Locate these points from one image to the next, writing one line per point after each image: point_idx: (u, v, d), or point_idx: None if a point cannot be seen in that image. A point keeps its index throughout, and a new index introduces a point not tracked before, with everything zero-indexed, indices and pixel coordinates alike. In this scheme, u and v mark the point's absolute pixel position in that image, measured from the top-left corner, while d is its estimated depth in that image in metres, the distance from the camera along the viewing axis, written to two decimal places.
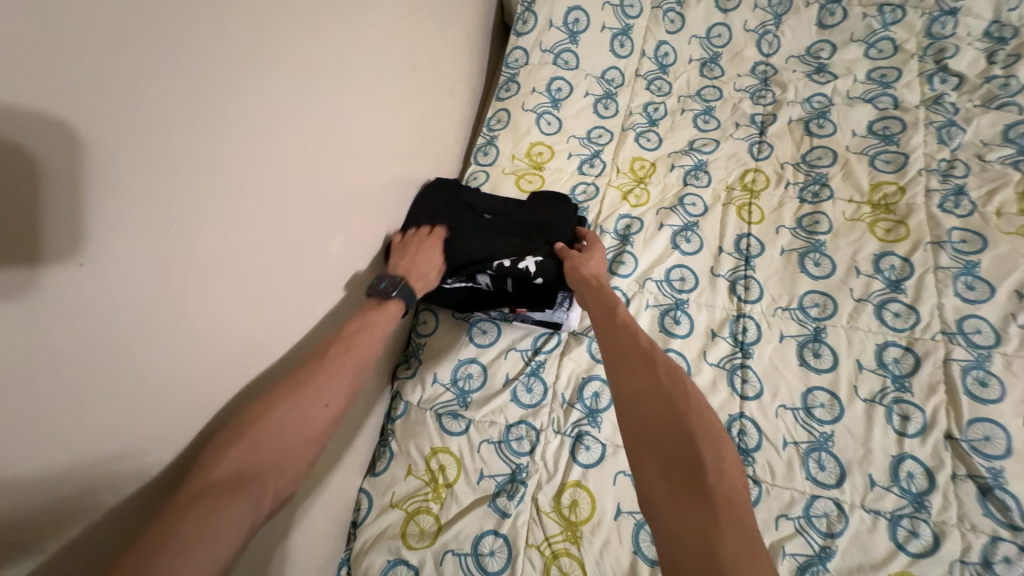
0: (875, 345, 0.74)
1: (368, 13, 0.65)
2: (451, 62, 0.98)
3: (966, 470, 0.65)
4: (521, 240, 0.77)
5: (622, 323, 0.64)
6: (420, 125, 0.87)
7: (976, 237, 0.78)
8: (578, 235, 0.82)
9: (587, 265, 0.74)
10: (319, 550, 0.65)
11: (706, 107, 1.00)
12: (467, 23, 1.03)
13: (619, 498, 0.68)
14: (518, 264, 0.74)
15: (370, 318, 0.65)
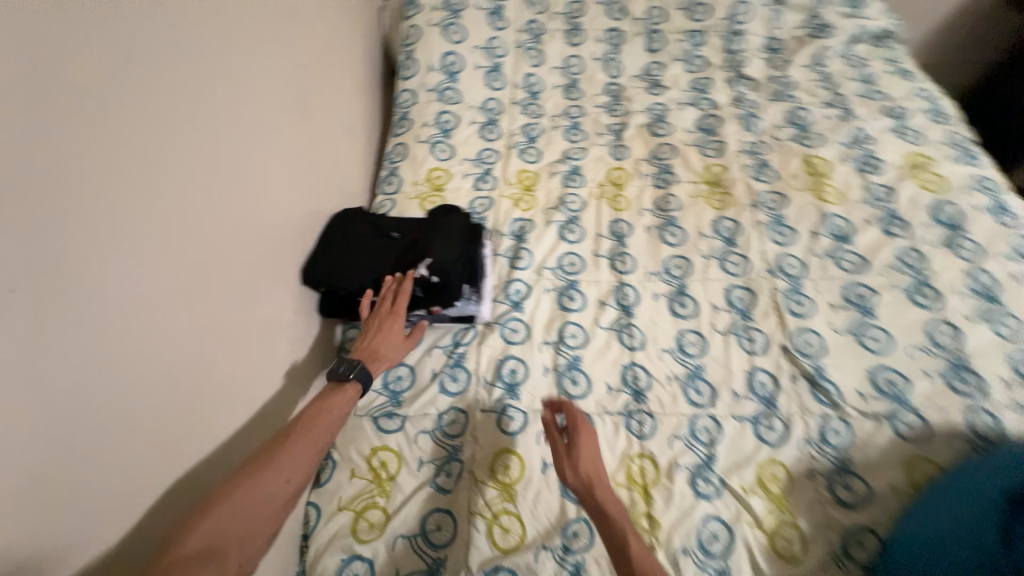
0: (722, 289, 0.93)
1: (247, 73, 0.76)
2: (343, 108, 1.09)
3: (799, 371, 0.84)
4: (420, 249, 0.88)
5: (634, 549, 0.60)
6: (320, 164, 0.97)
7: (781, 197, 1.02)
8: (473, 234, 0.95)
9: (579, 463, 0.68)
10: (270, 565, 0.68)
11: (573, 123, 1.20)
12: (354, 75, 1.17)
13: (544, 454, 0.78)
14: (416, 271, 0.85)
15: (329, 407, 0.69)
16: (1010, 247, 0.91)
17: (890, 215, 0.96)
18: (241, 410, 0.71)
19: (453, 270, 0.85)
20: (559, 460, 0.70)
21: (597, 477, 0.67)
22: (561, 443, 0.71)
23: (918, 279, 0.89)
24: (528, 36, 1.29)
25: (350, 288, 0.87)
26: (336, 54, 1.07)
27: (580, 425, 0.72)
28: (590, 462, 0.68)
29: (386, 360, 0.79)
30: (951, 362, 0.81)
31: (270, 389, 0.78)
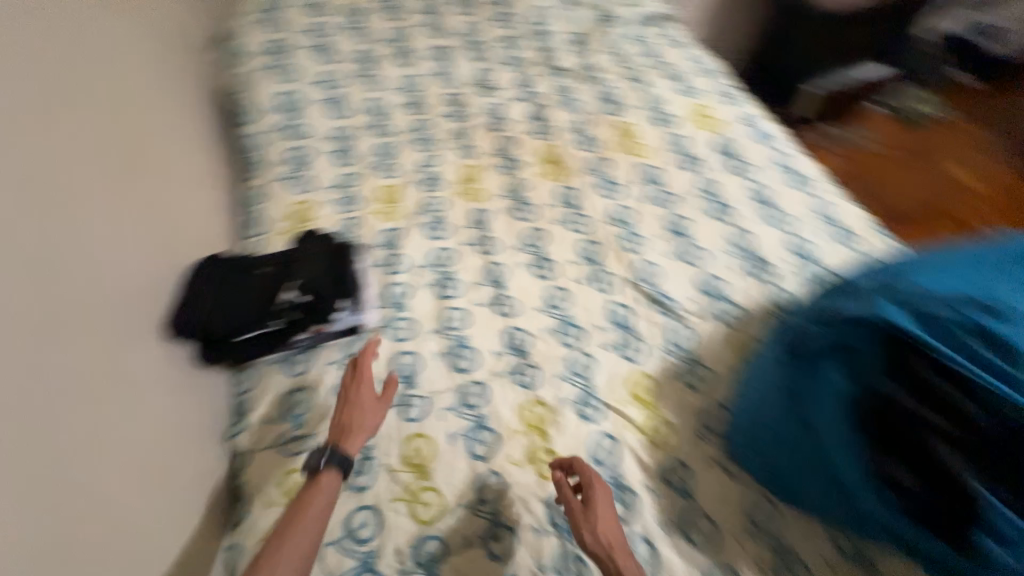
0: (573, 245, 1.08)
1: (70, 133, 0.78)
2: (182, 162, 1.13)
3: (645, 296, 1.00)
4: (283, 276, 0.95)
5: None
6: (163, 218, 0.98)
7: (605, 159, 1.23)
8: (337, 252, 1.03)
9: (598, 525, 0.70)
10: None
11: (421, 134, 1.37)
12: (189, 134, 1.21)
13: (448, 428, 0.85)
14: (282, 297, 0.93)
15: (307, 508, 0.71)
16: (773, 162, 1.18)
17: (688, 156, 1.20)
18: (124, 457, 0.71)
19: (328, 288, 0.97)
20: (576, 524, 0.71)
21: (618, 543, 0.69)
22: (579, 507, 0.72)
23: (717, 200, 1.12)
24: (363, 65, 1.45)
25: (226, 328, 0.90)
26: (159, 114, 1.10)
27: (596, 485, 0.74)
28: (609, 525, 0.70)
29: (362, 429, 0.80)
30: (750, 258, 1.03)
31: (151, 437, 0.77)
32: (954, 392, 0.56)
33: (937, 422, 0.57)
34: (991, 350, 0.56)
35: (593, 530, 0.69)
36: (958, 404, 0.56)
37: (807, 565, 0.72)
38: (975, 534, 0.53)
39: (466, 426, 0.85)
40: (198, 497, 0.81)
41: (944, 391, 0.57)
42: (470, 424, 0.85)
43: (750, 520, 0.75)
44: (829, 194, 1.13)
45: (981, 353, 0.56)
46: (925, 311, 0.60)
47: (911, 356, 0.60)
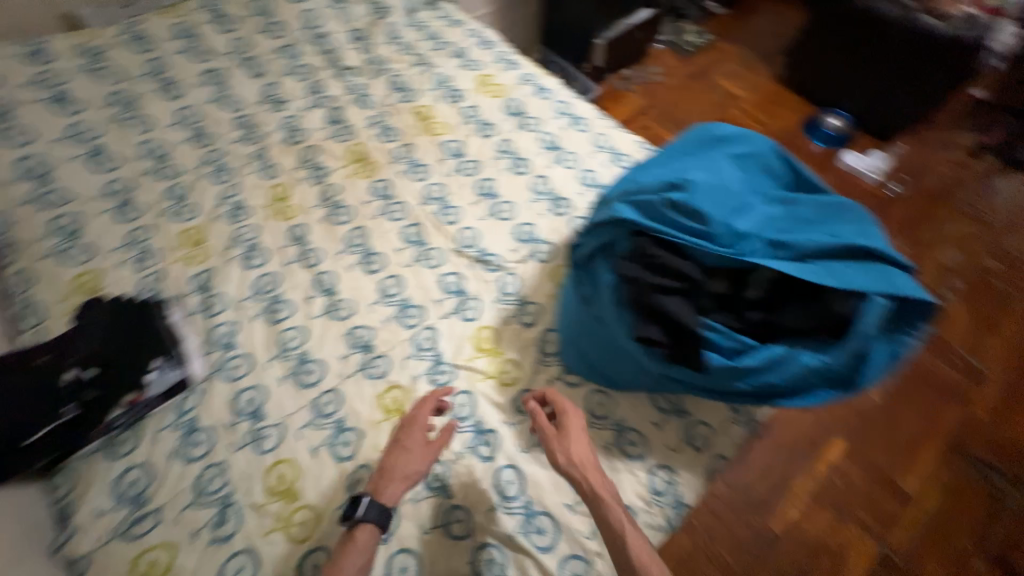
0: (397, 233, 1.12)
1: None
2: None
3: (471, 259, 1.08)
4: (64, 355, 0.83)
5: (608, 501, 0.72)
6: None
7: (409, 146, 1.27)
8: (131, 310, 0.92)
9: (570, 444, 0.77)
10: None
11: (217, 166, 1.27)
12: None
13: (309, 444, 0.84)
14: (68, 379, 0.81)
15: (341, 564, 0.70)
16: (554, 112, 1.33)
17: (482, 123, 1.30)
18: None
19: (122, 351, 0.86)
20: (548, 444, 0.78)
21: (587, 460, 0.76)
22: (553, 430, 0.80)
23: (514, 157, 1.23)
24: (120, 108, 1.29)
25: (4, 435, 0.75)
26: None
27: (571, 413, 0.80)
28: (578, 445, 0.77)
29: (403, 476, 0.77)
30: (552, 199, 1.16)
31: None
32: (666, 253, 0.73)
33: (658, 279, 0.71)
34: (682, 215, 0.73)
35: (564, 446, 0.77)
36: (664, 261, 0.72)
37: (639, 431, 0.86)
38: (702, 352, 0.69)
39: (326, 435, 0.85)
40: None
41: (660, 256, 0.73)
42: (330, 431, 0.86)
43: (591, 414, 0.87)
44: (603, 128, 1.30)
45: (678, 220, 0.72)
46: (641, 204, 0.76)
47: (636, 240, 0.75)
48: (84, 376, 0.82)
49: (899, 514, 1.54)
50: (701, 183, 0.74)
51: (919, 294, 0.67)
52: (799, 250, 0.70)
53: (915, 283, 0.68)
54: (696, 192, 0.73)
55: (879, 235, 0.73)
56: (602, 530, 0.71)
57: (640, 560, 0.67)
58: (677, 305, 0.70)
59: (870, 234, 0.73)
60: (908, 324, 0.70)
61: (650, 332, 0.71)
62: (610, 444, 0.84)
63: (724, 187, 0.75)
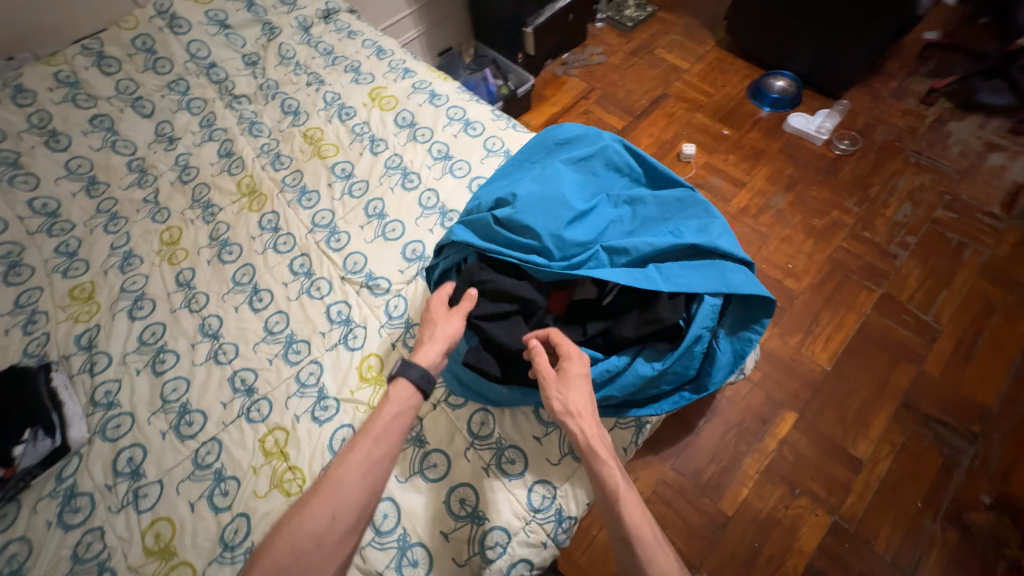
0: (286, 265, 1.10)
1: None
2: None
3: (358, 285, 1.06)
4: None
5: (606, 455, 0.63)
6: None
7: (298, 173, 1.24)
8: (6, 379, 0.91)
9: (569, 393, 0.65)
10: None
11: (109, 215, 1.25)
12: None
13: (187, 498, 0.84)
14: None
15: (376, 414, 0.70)
16: (446, 119, 1.29)
17: (373, 140, 1.27)
18: None
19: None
20: (545, 389, 0.66)
21: (587, 412, 0.65)
22: (551, 375, 0.68)
23: (403, 172, 1.20)
24: (4, 167, 1.25)
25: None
26: None
27: (575, 356, 0.68)
28: (579, 393, 0.65)
29: (433, 337, 0.73)
30: (440, 213, 1.13)
31: None
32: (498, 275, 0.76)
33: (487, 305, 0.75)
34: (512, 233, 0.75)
35: (562, 395, 0.65)
36: (494, 282, 0.75)
37: (520, 449, 0.84)
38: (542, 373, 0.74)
39: (205, 487, 0.84)
40: None
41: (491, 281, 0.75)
42: (209, 482, 0.85)
43: (471, 435, 0.85)
44: (496, 129, 1.26)
45: (509, 238, 0.75)
46: (475, 225, 0.78)
47: (472, 263, 0.78)
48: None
49: (853, 482, 1.44)
50: (530, 198, 0.76)
51: (749, 288, 0.68)
52: (631, 253, 0.72)
53: (745, 275, 0.70)
54: (524, 208, 0.75)
55: (718, 229, 0.74)
56: (595, 485, 0.63)
57: (632, 519, 0.60)
58: (510, 330, 0.73)
59: (707, 229, 0.74)
60: (750, 321, 0.72)
61: (484, 359, 0.76)
62: (489, 466, 0.83)
63: (556, 197, 0.76)
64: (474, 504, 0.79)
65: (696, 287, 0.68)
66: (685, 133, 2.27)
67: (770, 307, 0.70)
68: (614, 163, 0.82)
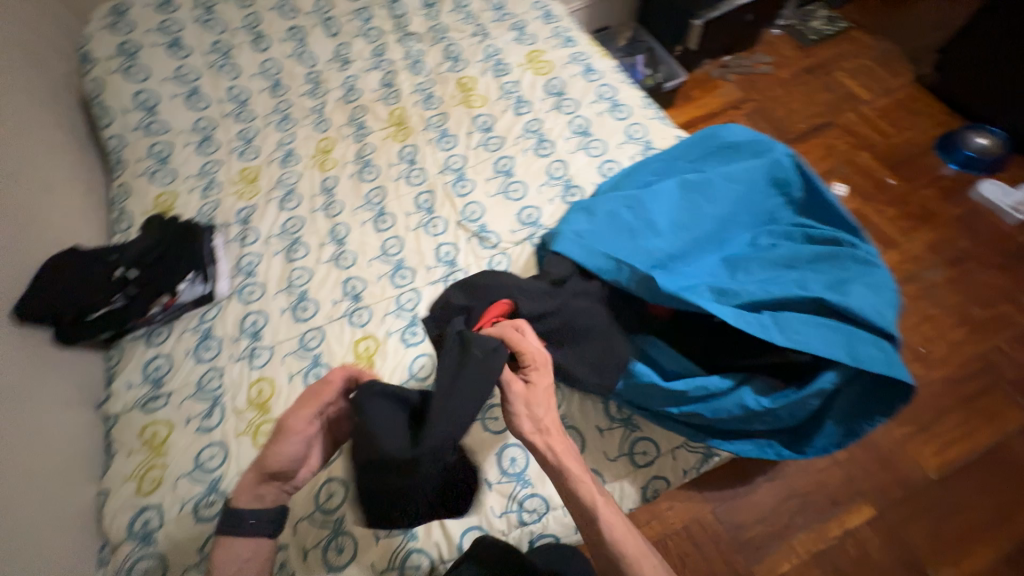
0: (412, 197, 1.18)
1: None
2: (64, 168, 1.23)
3: (471, 233, 1.10)
4: (124, 258, 1.04)
5: (576, 475, 0.62)
6: (44, 217, 1.10)
7: (443, 116, 1.30)
8: (180, 229, 1.10)
9: (538, 410, 0.65)
10: (61, 535, 0.81)
11: (283, 115, 1.42)
12: (74, 150, 1.30)
13: (288, 370, 0.97)
14: (115, 275, 1.02)
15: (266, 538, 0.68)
16: (595, 95, 1.27)
17: (519, 100, 1.29)
18: (29, 431, 0.85)
19: (162, 261, 1.05)
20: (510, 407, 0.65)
21: (555, 428, 0.64)
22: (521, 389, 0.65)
23: (539, 138, 1.21)
24: (217, 56, 1.48)
25: (70, 309, 0.96)
26: (35, 122, 1.21)
27: (542, 366, 0.66)
28: (545, 408, 0.65)
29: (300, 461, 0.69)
30: (564, 185, 1.13)
31: (42, 420, 0.88)
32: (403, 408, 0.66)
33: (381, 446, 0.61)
34: (622, 241, 0.72)
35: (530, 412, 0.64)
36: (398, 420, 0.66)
37: (580, 432, 0.84)
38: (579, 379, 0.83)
39: (304, 365, 0.97)
40: (83, 460, 0.91)
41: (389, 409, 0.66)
42: (307, 363, 0.97)
43: None
44: (643, 118, 1.22)
45: (613, 243, 0.72)
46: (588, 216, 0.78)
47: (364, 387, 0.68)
48: (131, 274, 1.02)
49: None
50: (649, 214, 0.74)
51: (879, 367, 0.57)
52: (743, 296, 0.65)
53: (875, 352, 0.59)
54: (657, 200, 0.75)
55: (860, 288, 0.63)
56: (570, 501, 0.62)
57: (612, 533, 0.59)
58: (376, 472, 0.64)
59: (845, 286, 0.64)
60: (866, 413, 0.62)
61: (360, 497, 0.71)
62: None
63: (672, 216, 0.74)
64: (522, 467, 0.82)
65: (815, 347, 0.59)
66: (841, 171, 2.00)
67: (895, 394, 0.60)
68: (762, 184, 0.75)
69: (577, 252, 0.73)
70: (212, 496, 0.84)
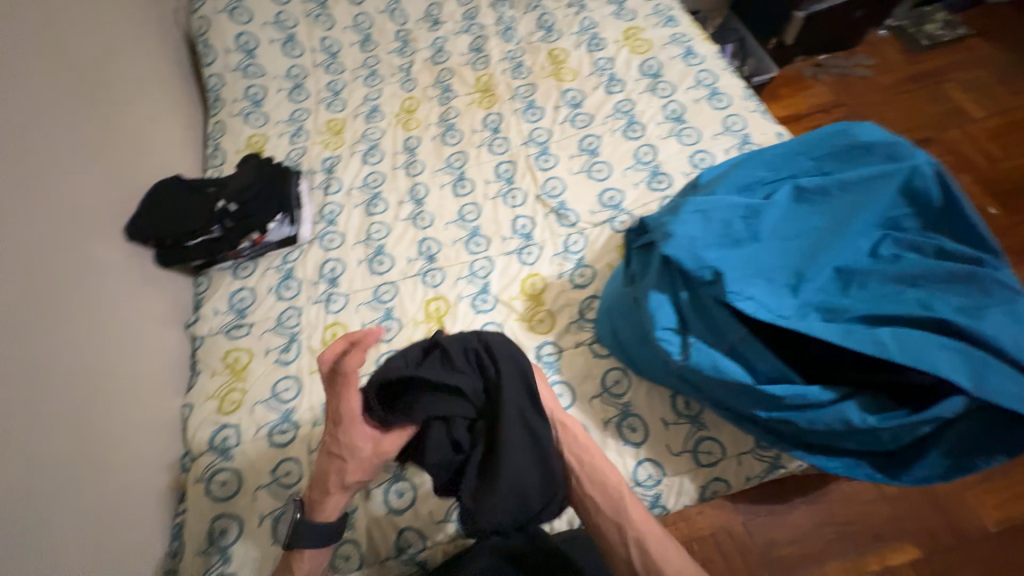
0: (493, 166, 1.17)
1: (69, 77, 0.98)
2: (169, 101, 1.29)
3: (549, 209, 1.09)
4: (226, 193, 1.09)
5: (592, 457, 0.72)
6: (150, 145, 1.16)
7: (531, 87, 1.28)
8: (274, 171, 1.15)
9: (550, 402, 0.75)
10: (150, 438, 0.89)
11: (371, 71, 1.44)
12: (178, 84, 1.36)
13: (362, 318, 1.00)
14: (218, 207, 1.07)
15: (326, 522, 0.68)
16: (694, 81, 1.21)
17: (611, 79, 1.25)
18: (132, 341, 0.93)
19: (258, 198, 1.09)
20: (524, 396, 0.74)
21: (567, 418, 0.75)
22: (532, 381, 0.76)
23: (630, 120, 1.17)
24: (314, 6, 1.50)
25: (174, 234, 1.01)
26: (148, 54, 1.27)
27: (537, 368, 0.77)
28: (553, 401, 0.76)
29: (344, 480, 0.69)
30: (651, 171, 1.09)
31: (141, 333, 0.96)
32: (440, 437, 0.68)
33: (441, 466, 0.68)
34: (727, 249, 0.69)
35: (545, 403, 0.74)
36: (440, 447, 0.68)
37: (644, 421, 0.84)
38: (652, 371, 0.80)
39: (377, 316, 1.00)
40: (171, 374, 0.99)
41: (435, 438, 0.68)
42: (380, 314, 1.00)
43: (603, 386, 0.88)
44: (743, 109, 1.15)
45: (717, 237, 0.69)
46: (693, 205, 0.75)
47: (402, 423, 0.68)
48: (231, 207, 1.07)
49: None
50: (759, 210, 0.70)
51: (1015, 404, 0.51)
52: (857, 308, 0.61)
53: (1011, 386, 0.53)
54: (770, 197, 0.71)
55: (997, 316, 0.57)
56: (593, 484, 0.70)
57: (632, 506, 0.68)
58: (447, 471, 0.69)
59: (978, 312, 0.58)
60: (982, 450, 0.57)
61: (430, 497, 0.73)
62: (610, 422, 0.84)
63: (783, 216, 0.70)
64: None
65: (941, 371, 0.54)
66: None
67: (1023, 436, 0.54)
68: (892, 192, 0.68)
69: (682, 246, 0.68)
70: (285, 424, 0.89)
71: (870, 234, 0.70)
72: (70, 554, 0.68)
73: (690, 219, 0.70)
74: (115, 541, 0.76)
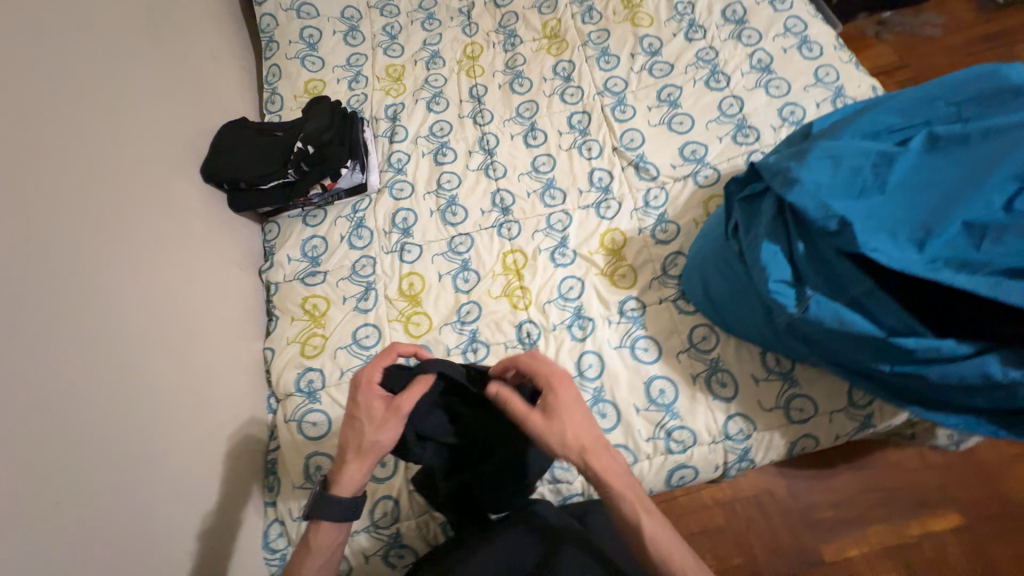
0: (565, 117, 1.12)
1: (131, 11, 0.94)
2: (225, 42, 1.25)
3: (626, 161, 1.05)
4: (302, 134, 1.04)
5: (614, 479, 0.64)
6: (214, 88, 1.13)
7: (604, 33, 1.21)
8: (341, 115, 1.11)
9: (569, 428, 0.65)
10: (237, 379, 0.91)
11: (427, 14, 1.36)
12: (231, 24, 1.31)
13: (438, 269, 0.99)
14: (297, 147, 1.03)
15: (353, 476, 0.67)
16: (782, 28, 1.13)
17: (691, 25, 1.17)
18: (214, 283, 0.94)
19: (332, 142, 1.05)
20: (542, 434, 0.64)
21: (590, 443, 0.65)
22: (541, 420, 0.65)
23: (713, 69, 1.11)
24: None
25: (250, 176, 0.99)
26: None
27: (558, 383, 0.67)
28: (577, 425, 0.65)
29: (367, 449, 0.66)
30: (737, 124, 1.04)
31: (222, 278, 0.96)
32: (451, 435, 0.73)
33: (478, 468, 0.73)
34: (852, 200, 0.66)
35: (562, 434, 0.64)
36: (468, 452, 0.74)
37: (734, 376, 0.83)
38: (751, 329, 0.79)
39: (453, 267, 0.99)
40: (251, 319, 1.00)
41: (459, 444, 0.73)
42: (456, 266, 0.99)
43: (690, 342, 0.87)
44: (836, 59, 1.08)
45: (840, 189, 0.67)
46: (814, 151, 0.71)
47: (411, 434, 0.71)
48: (309, 150, 1.03)
49: None
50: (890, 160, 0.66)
51: None
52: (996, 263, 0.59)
53: None
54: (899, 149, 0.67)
55: None
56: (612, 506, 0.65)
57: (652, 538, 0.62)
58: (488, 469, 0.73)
59: None
60: None
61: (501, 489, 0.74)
62: (698, 376, 0.84)
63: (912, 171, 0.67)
64: (671, 401, 0.83)
65: None
66: None
67: None
68: None
69: (807, 196, 0.65)
70: None
71: (1011, 185, 0.62)
72: (158, 481, 0.71)
73: (818, 164, 0.68)
74: (204, 470, 0.78)
